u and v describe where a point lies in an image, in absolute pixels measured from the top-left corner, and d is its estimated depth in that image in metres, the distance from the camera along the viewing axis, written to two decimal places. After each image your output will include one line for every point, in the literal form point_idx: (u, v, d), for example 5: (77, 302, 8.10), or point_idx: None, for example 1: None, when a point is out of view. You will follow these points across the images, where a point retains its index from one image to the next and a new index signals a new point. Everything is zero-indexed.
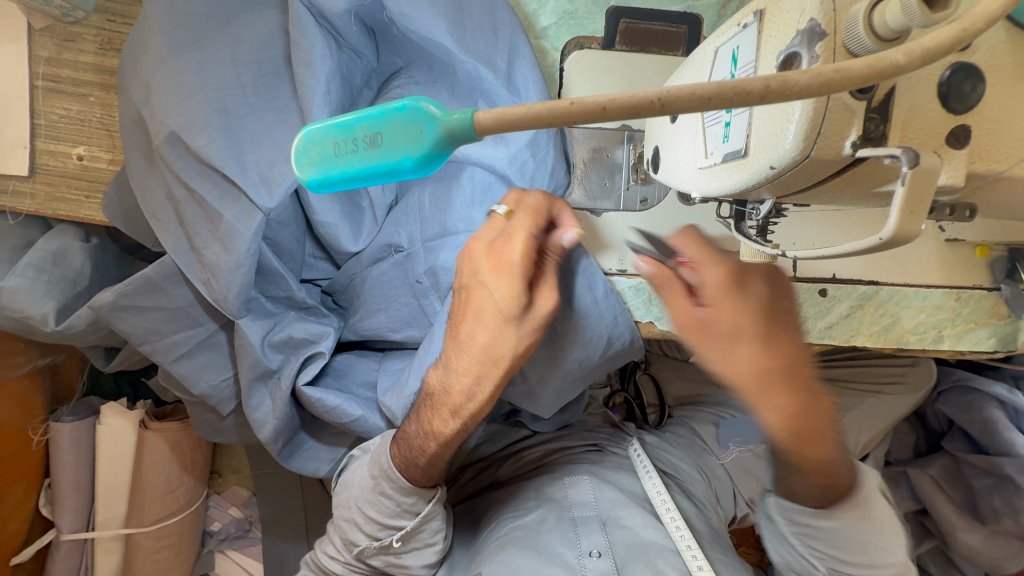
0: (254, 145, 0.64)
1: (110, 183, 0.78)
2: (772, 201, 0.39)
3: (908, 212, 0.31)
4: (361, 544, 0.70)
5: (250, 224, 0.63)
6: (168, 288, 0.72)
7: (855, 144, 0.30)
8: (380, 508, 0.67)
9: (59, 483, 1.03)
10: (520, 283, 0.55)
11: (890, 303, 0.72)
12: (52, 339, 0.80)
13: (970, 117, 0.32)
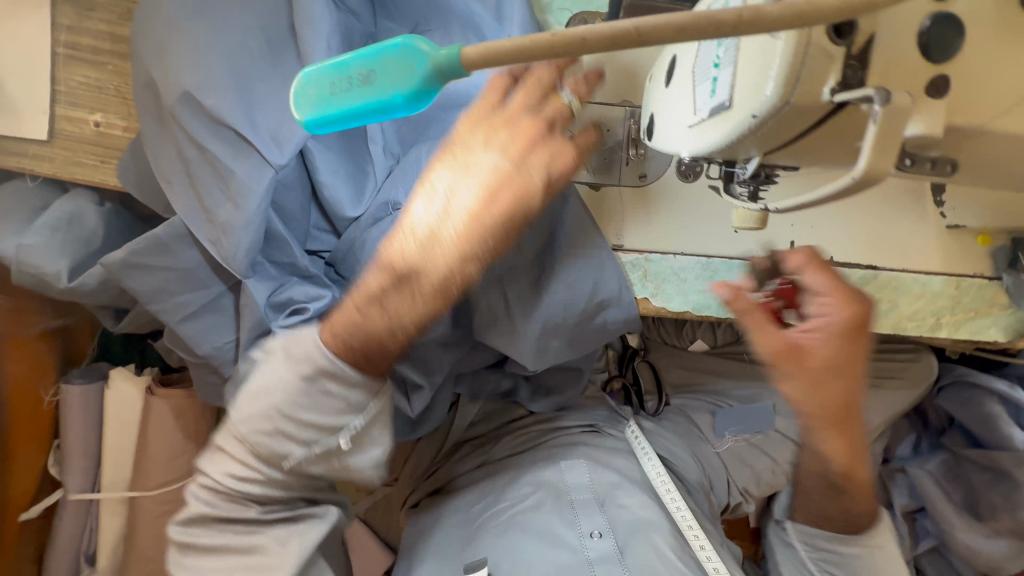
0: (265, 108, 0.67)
1: (126, 151, 0.79)
2: (758, 160, 0.42)
3: (879, 152, 0.35)
4: (292, 455, 0.60)
5: (261, 180, 0.66)
6: (177, 250, 0.75)
7: (832, 90, 0.34)
8: (320, 412, 0.59)
9: (68, 443, 1.06)
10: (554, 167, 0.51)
11: (889, 288, 0.72)
12: (66, 297, 0.83)
13: (949, 68, 0.37)
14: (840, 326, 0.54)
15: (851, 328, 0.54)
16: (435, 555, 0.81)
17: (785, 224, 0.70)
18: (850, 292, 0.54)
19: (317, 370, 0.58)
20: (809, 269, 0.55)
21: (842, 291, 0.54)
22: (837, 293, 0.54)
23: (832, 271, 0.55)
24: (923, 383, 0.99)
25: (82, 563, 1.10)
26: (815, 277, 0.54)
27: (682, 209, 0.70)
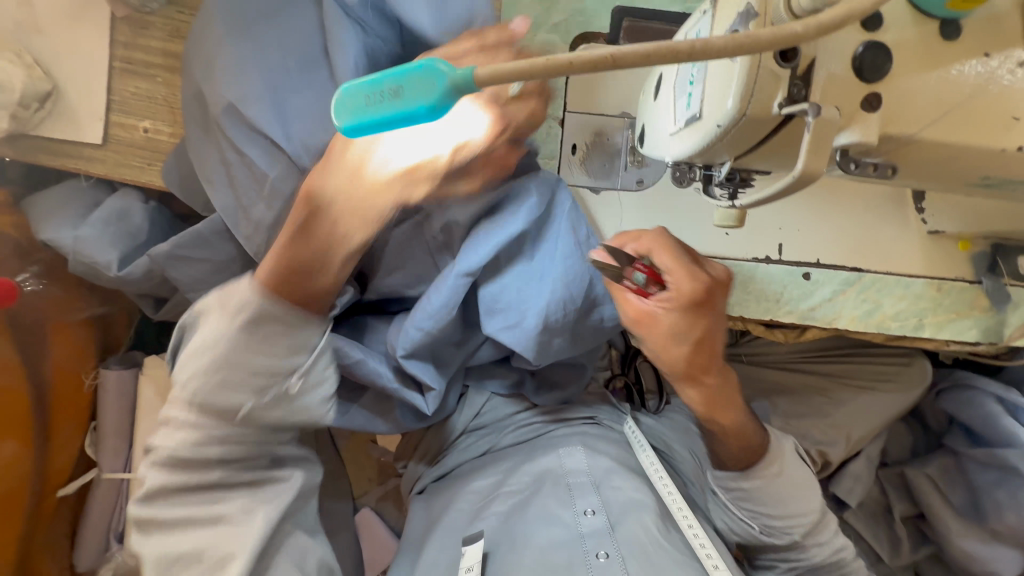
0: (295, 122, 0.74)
1: (169, 155, 0.88)
2: (731, 163, 0.48)
3: (813, 153, 0.40)
4: (246, 403, 0.63)
5: (291, 186, 0.74)
6: (217, 244, 0.83)
7: (780, 104, 0.40)
8: (270, 352, 0.63)
9: (103, 425, 1.14)
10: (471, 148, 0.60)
11: (872, 289, 0.76)
12: (114, 286, 0.91)
13: (880, 87, 0.43)
14: (684, 294, 0.65)
15: (696, 298, 0.66)
16: (442, 536, 0.84)
17: (774, 228, 0.76)
18: (692, 269, 0.65)
19: (255, 313, 0.61)
20: (660, 248, 0.66)
21: (684, 268, 0.65)
22: (680, 269, 0.65)
23: (673, 250, 0.66)
24: (919, 386, 1.03)
25: (111, 539, 1.18)
26: (659, 256, 0.65)
27: (676, 212, 0.75)
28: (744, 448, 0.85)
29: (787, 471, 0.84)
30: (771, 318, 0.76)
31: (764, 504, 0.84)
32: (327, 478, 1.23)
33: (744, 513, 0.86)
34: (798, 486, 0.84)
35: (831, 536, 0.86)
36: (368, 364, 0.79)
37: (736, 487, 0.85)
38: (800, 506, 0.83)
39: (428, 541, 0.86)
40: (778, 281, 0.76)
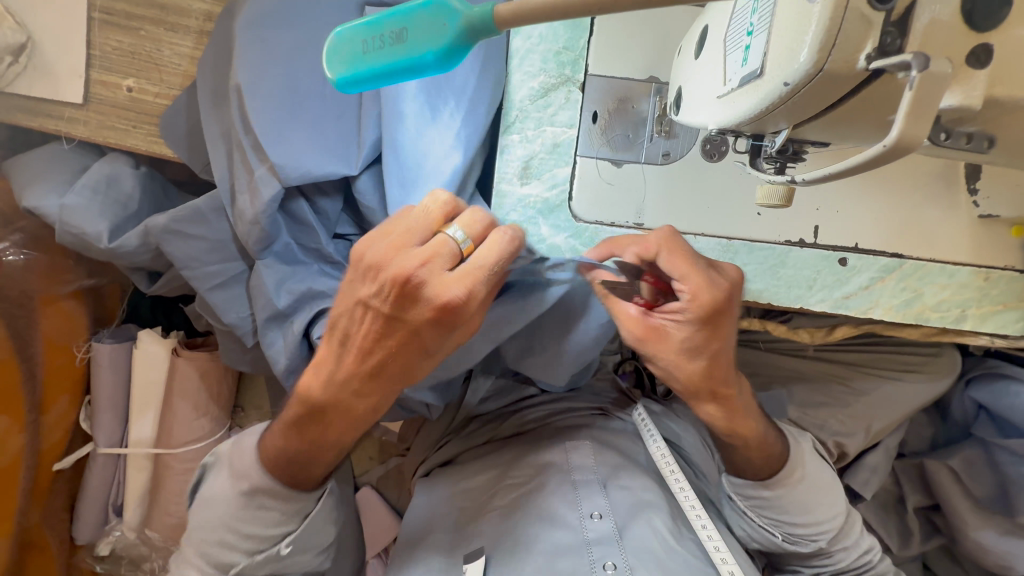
0: (291, 122, 0.71)
1: (182, 96, 0.84)
2: (789, 131, 0.44)
3: (913, 118, 0.35)
4: (237, 562, 0.73)
5: (268, 190, 0.71)
6: (213, 220, 0.80)
7: (869, 57, 0.36)
8: (257, 524, 0.72)
9: (99, 399, 1.11)
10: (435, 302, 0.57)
11: (914, 277, 0.70)
12: (103, 258, 0.86)
13: (994, 37, 0.38)
14: (704, 307, 0.63)
15: (713, 311, 0.64)
16: (439, 527, 0.81)
17: (810, 209, 0.69)
18: (712, 279, 0.63)
19: (251, 484, 0.71)
20: (671, 255, 0.63)
21: (706, 279, 0.63)
22: (701, 281, 0.63)
23: (688, 253, 0.63)
24: (946, 377, 0.98)
25: (109, 513, 1.18)
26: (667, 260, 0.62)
27: (702, 190, 0.69)
28: (764, 457, 0.80)
29: (808, 477, 0.81)
30: (801, 306, 0.71)
31: (787, 512, 0.80)
32: None
33: (764, 521, 0.82)
34: (822, 489, 0.81)
35: (857, 539, 0.83)
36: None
37: (757, 495, 0.80)
38: (824, 511, 0.80)
39: (420, 538, 0.80)
40: (811, 267, 0.70)
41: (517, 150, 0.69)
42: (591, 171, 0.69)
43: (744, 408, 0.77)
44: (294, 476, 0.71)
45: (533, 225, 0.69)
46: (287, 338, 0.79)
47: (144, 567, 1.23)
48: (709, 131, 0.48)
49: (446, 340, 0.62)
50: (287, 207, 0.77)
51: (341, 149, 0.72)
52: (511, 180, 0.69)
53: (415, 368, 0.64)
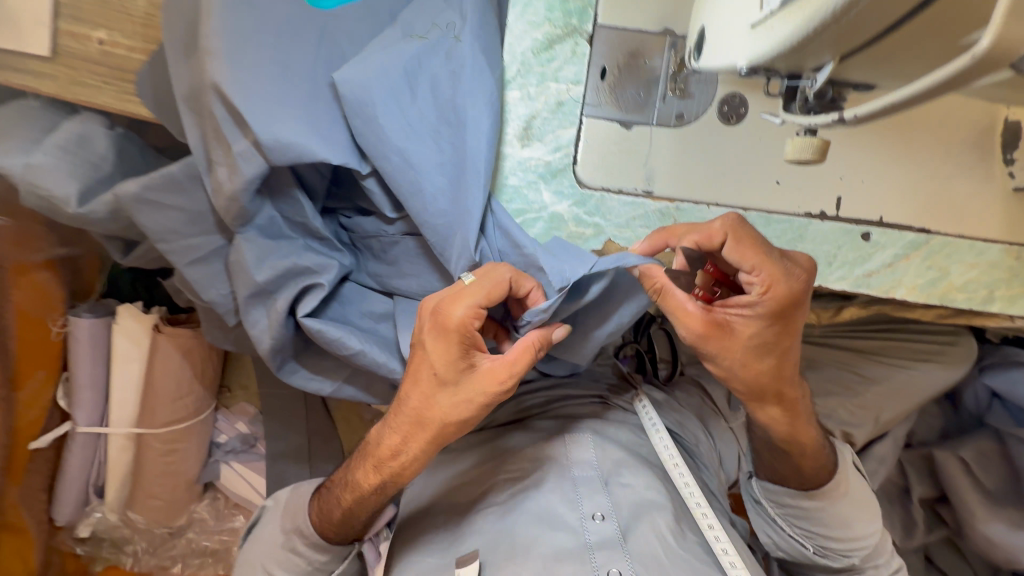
0: (280, 102, 0.62)
1: (144, 65, 0.77)
2: (833, 61, 0.45)
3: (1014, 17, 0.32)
4: None
5: (253, 168, 0.64)
6: (191, 189, 0.73)
7: None
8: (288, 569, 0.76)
9: (77, 377, 1.06)
10: (454, 350, 0.58)
11: (941, 254, 0.66)
12: (75, 224, 0.81)
13: None
14: (779, 299, 0.60)
15: (789, 305, 0.61)
16: (427, 521, 0.75)
17: (832, 177, 0.64)
18: (786, 270, 0.59)
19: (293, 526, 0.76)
20: (741, 245, 0.58)
21: (780, 270, 0.59)
22: (773, 271, 0.59)
23: (759, 242, 0.59)
24: (964, 364, 0.94)
25: (90, 494, 1.15)
26: (738, 254, 0.58)
27: (718, 154, 0.64)
28: (816, 467, 0.76)
29: (851, 491, 0.77)
30: (820, 283, 0.66)
31: (822, 525, 0.77)
32: (316, 442, 1.18)
33: (797, 531, 0.80)
34: (862, 506, 0.77)
35: (886, 561, 0.80)
36: (371, 356, 0.74)
37: (795, 505, 0.78)
38: (861, 528, 0.77)
39: (411, 535, 0.75)
40: (831, 241, 0.65)
41: (519, 108, 0.63)
42: (601, 132, 0.64)
43: (804, 412, 0.74)
44: (342, 513, 0.72)
45: (534, 190, 0.64)
46: (272, 317, 0.74)
47: (127, 550, 1.20)
48: (742, 70, 0.50)
49: (461, 375, 0.59)
50: (272, 180, 0.70)
51: (338, 142, 0.63)
52: (511, 142, 0.64)
53: (438, 408, 0.61)
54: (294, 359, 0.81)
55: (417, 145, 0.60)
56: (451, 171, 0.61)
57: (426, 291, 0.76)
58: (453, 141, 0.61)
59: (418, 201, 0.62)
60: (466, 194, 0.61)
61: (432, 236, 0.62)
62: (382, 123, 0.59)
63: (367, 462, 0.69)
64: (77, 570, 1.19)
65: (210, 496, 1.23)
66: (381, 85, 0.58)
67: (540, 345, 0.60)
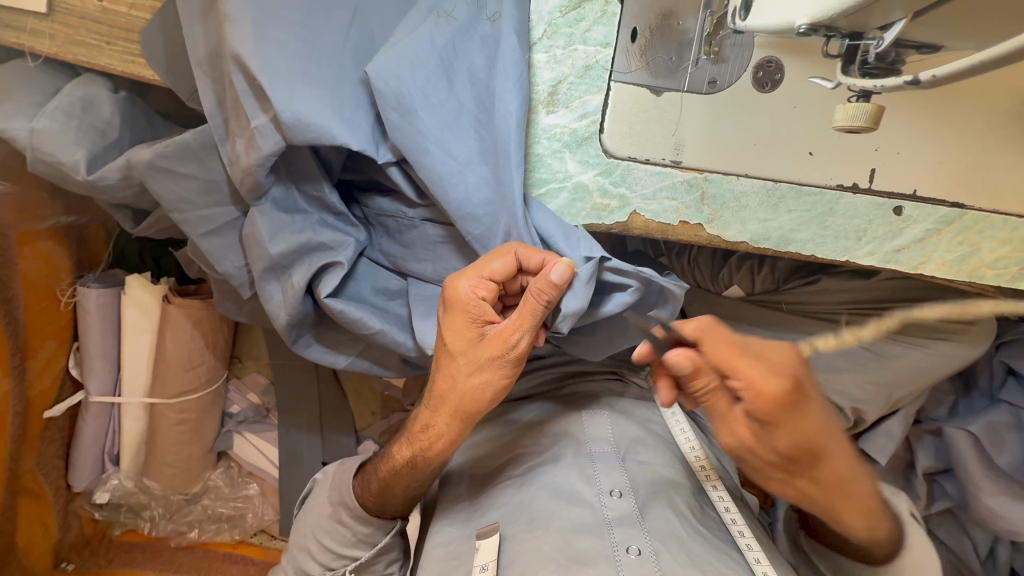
0: (303, 78, 0.59)
1: (152, 16, 0.72)
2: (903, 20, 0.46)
3: None
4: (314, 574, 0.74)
5: (269, 144, 0.61)
6: (205, 158, 0.71)
7: None
8: (336, 538, 0.73)
9: (87, 347, 1.06)
10: (461, 317, 0.60)
11: (973, 229, 0.64)
12: (83, 192, 0.79)
13: None
14: (769, 399, 0.55)
15: (783, 397, 0.55)
16: (450, 491, 0.74)
17: (867, 149, 0.62)
18: (773, 364, 0.56)
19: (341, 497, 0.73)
20: (718, 340, 0.58)
21: (761, 363, 0.56)
22: (758, 365, 0.56)
23: (738, 342, 0.58)
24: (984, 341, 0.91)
25: (106, 461, 1.16)
26: (721, 360, 0.57)
27: (753, 123, 0.62)
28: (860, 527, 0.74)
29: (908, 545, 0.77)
30: (848, 259, 0.65)
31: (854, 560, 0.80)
32: (328, 414, 1.19)
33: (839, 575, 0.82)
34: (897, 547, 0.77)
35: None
36: (391, 336, 0.75)
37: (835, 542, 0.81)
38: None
39: (439, 504, 0.73)
40: (861, 216, 0.64)
41: (545, 72, 0.61)
42: (632, 101, 0.61)
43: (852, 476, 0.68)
44: (378, 485, 0.70)
45: (558, 159, 0.63)
46: (286, 293, 0.73)
47: (143, 515, 1.22)
48: (797, 30, 0.50)
49: (470, 345, 0.60)
50: (290, 156, 0.70)
51: (359, 128, 0.62)
52: (538, 109, 0.62)
53: (455, 380, 0.62)
54: (310, 332, 0.81)
55: (457, 136, 0.59)
56: (486, 155, 0.60)
57: (443, 273, 0.75)
58: (490, 126, 0.60)
59: (460, 191, 0.60)
60: (505, 178, 0.60)
61: (475, 226, 0.61)
62: (421, 114, 0.57)
63: (403, 435, 0.70)
64: (95, 533, 1.21)
65: (224, 464, 1.25)
66: (416, 75, 0.57)
67: (542, 297, 0.56)
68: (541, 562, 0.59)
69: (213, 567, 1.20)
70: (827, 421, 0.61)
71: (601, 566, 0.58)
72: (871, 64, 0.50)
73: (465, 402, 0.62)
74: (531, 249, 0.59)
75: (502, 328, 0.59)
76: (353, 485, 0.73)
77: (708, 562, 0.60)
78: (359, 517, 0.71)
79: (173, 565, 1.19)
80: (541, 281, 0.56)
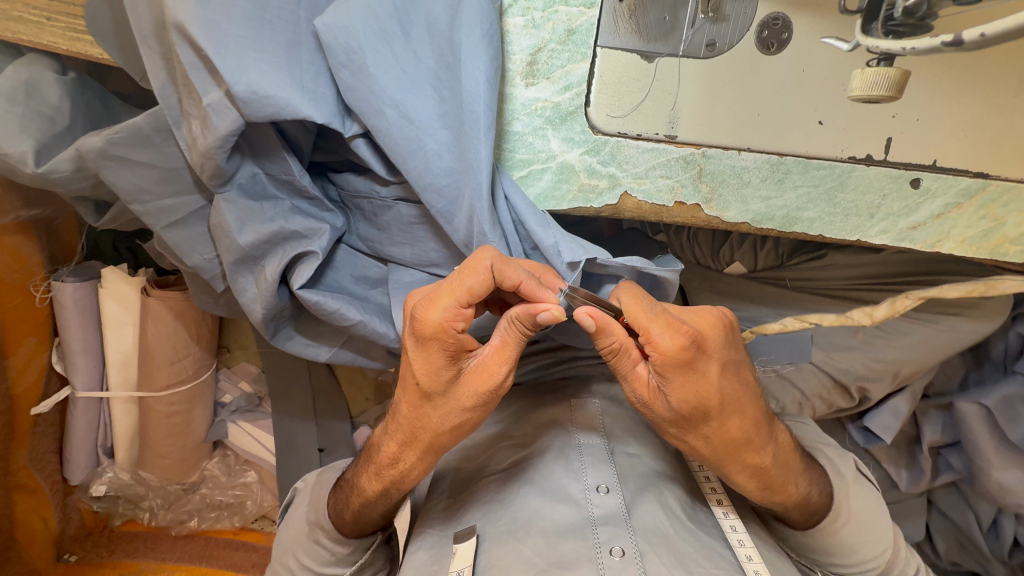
0: (255, 46, 0.53)
1: None
2: None
3: None
4: None
5: (226, 122, 0.56)
6: (160, 143, 0.66)
7: None
8: (313, 557, 0.71)
9: (68, 342, 1.03)
10: (436, 355, 0.52)
11: (998, 202, 0.58)
12: (37, 185, 0.74)
13: None
14: (667, 356, 0.51)
15: (682, 354, 0.51)
16: (436, 489, 0.71)
17: (883, 116, 0.56)
18: (673, 319, 0.51)
19: (314, 518, 0.71)
20: (626, 295, 0.53)
21: (662, 318, 0.51)
22: (658, 318, 0.51)
23: (649, 301, 0.53)
24: (1000, 316, 0.83)
25: (100, 454, 1.15)
26: (642, 321, 0.51)
27: (755, 90, 0.56)
28: (804, 513, 0.68)
29: (854, 516, 0.70)
30: (858, 238, 0.60)
31: (823, 553, 0.71)
32: (320, 400, 1.16)
33: (801, 558, 0.74)
34: (867, 519, 0.70)
35: (903, 563, 0.73)
36: (372, 327, 0.71)
37: (798, 539, 0.71)
38: (870, 550, 0.70)
39: (423, 509, 0.70)
40: (876, 190, 0.58)
41: (522, 39, 0.55)
42: (622, 68, 0.55)
43: (790, 459, 0.65)
44: (353, 514, 0.68)
45: (540, 137, 0.58)
46: (260, 286, 0.69)
47: (143, 505, 1.22)
48: None
49: (448, 384, 0.54)
50: (250, 134, 0.63)
51: (323, 98, 0.56)
52: (514, 80, 0.56)
53: (429, 417, 0.57)
54: (289, 325, 0.77)
55: (413, 96, 0.54)
56: (456, 124, 0.55)
57: (423, 258, 0.71)
58: (451, 83, 0.54)
59: (419, 160, 0.56)
60: (467, 142, 0.55)
61: (438, 198, 0.57)
62: (374, 72, 0.52)
63: (369, 467, 0.66)
64: (96, 523, 1.22)
65: (220, 453, 1.23)
66: (368, 26, 0.52)
67: (531, 331, 0.53)
68: (523, 565, 0.57)
69: (214, 554, 1.22)
70: (737, 385, 0.56)
71: (583, 569, 0.56)
72: (897, 20, 0.51)
73: (446, 436, 0.58)
74: (507, 262, 0.51)
75: (485, 361, 0.54)
76: (326, 505, 0.71)
77: (695, 561, 0.59)
78: (337, 539, 0.70)
79: (175, 553, 1.20)
80: (526, 320, 0.51)
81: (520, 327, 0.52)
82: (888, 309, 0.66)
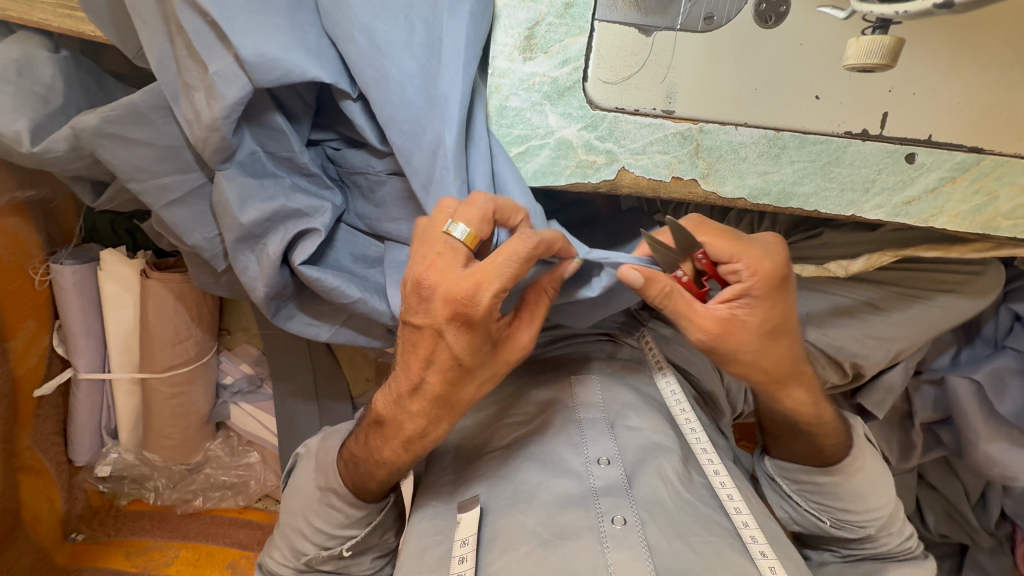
0: (260, 13, 0.54)
1: None
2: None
3: None
4: (309, 553, 0.75)
5: (233, 88, 0.55)
6: (157, 122, 0.66)
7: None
8: (325, 521, 0.73)
9: (69, 324, 1.04)
10: (478, 332, 0.53)
11: (990, 177, 0.59)
12: (33, 164, 0.73)
13: None
14: (764, 278, 0.60)
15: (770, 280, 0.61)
16: (436, 466, 0.72)
17: (880, 89, 0.56)
18: (755, 250, 0.61)
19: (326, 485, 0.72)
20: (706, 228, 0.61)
21: (749, 248, 0.60)
22: (745, 250, 0.60)
23: (727, 234, 0.61)
24: (988, 295, 0.84)
25: (104, 435, 1.17)
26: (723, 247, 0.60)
27: (754, 61, 0.56)
28: (833, 446, 0.75)
29: (866, 466, 0.75)
30: (853, 214, 0.61)
31: (836, 499, 0.76)
32: (322, 382, 1.17)
33: (812, 506, 0.78)
34: (878, 475, 0.75)
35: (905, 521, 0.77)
36: (371, 305, 0.71)
37: (812, 482, 0.77)
38: (878, 498, 0.75)
39: (422, 487, 0.71)
40: (871, 165, 0.58)
41: (519, 13, 0.55)
42: (619, 39, 0.56)
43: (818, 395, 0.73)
44: (377, 484, 0.69)
45: (537, 113, 0.58)
46: (262, 265, 0.69)
47: (148, 485, 1.24)
48: None
49: (485, 355, 0.56)
50: (252, 107, 0.63)
51: (326, 59, 0.56)
52: (511, 56, 0.56)
53: (465, 388, 0.58)
54: (292, 303, 0.77)
55: (387, 23, 0.55)
56: (424, 56, 0.56)
57: None
58: (429, 20, 0.56)
59: (383, 92, 0.55)
60: (438, 78, 0.55)
61: (399, 135, 0.56)
62: (351, 1, 0.55)
63: (382, 444, 0.65)
64: (102, 504, 1.24)
65: (223, 434, 1.24)
66: None
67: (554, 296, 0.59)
68: (526, 536, 0.59)
69: (219, 532, 1.24)
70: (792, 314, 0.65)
71: (585, 538, 0.58)
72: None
73: (471, 401, 0.61)
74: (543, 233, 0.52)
75: (513, 329, 0.58)
76: (343, 480, 0.71)
77: (691, 530, 0.60)
78: (350, 502, 0.71)
79: (181, 531, 1.22)
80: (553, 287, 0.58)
81: (546, 296, 0.58)
82: (865, 264, 0.76)
